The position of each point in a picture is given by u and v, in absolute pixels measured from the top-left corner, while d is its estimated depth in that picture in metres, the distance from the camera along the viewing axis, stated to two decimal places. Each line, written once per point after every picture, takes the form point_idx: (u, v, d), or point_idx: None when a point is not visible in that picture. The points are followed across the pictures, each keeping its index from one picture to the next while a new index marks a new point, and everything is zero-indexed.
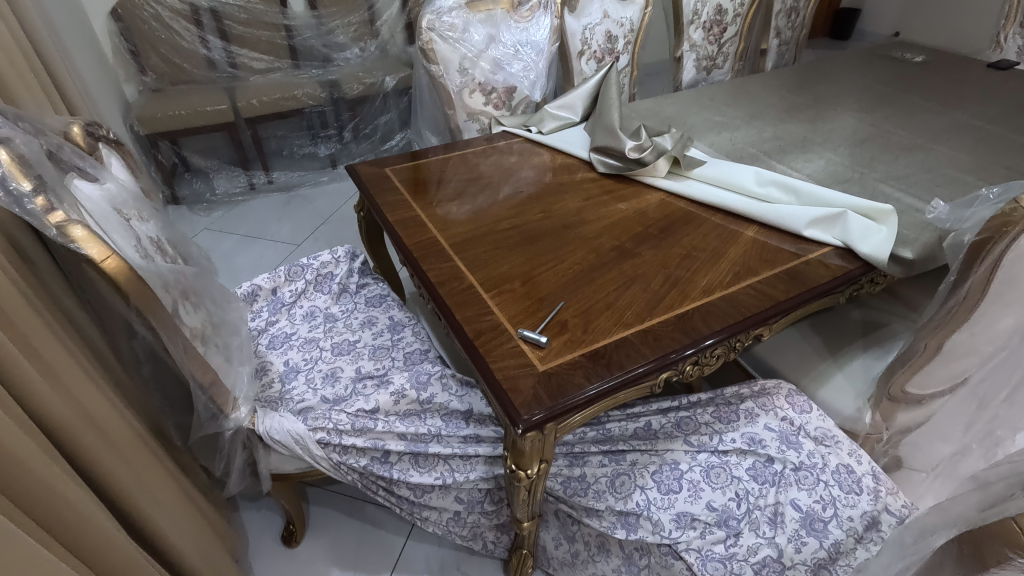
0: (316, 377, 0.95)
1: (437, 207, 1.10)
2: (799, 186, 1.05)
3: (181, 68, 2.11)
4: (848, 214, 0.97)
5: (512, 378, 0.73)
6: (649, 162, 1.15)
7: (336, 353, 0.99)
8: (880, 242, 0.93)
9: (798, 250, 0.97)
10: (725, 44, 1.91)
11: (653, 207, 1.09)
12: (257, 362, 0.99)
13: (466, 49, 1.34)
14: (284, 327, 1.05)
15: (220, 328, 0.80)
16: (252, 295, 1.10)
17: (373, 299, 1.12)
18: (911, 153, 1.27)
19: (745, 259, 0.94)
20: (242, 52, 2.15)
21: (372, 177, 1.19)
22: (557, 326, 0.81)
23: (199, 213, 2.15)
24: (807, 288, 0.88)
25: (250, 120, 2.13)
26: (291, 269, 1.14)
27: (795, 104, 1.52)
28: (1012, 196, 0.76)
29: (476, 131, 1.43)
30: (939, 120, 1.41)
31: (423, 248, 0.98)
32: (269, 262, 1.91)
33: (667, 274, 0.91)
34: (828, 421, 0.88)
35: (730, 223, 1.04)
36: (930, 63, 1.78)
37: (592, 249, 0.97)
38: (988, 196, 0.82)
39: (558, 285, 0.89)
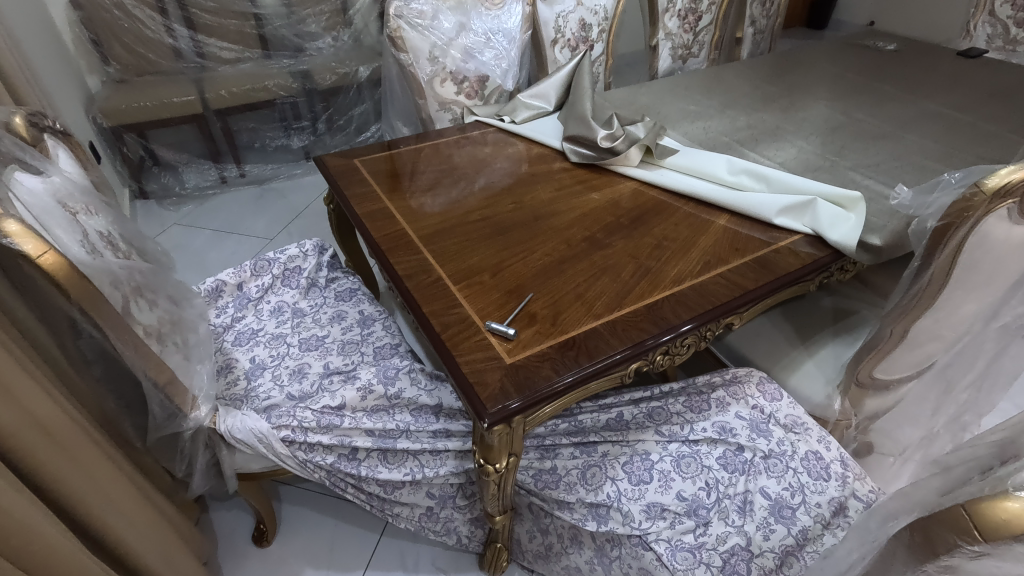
0: (283, 374, 0.94)
1: (407, 199, 1.08)
2: (770, 174, 1.05)
3: (146, 58, 2.04)
4: (817, 202, 0.97)
5: (479, 371, 0.72)
6: (621, 151, 1.14)
7: (304, 350, 0.98)
8: (849, 230, 0.93)
9: (768, 238, 0.97)
10: (701, 32, 1.90)
11: (626, 197, 1.08)
12: (221, 360, 0.97)
13: (435, 37, 1.31)
14: (251, 323, 1.03)
15: (178, 326, 0.77)
16: (216, 291, 1.06)
17: (343, 293, 1.11)
18: (881, 141, 1.27)
19: (716, 248, 0.94)
20: (210, 41, 2.09)
21: (340, 169, 1.17)
22: (526, 319, 0.80)
23: (169, 208, 2.09)
24: (776, 276, 0.88)
25: (219, 112, 2.08)
26: (257, 263, 1.10)
27: (768, 93, 1.52)
28: (972, 180, 0.76)
29: (448, 122, 1.40)
30: (910, 108, 1.42)
31: (391, 240, 0.96)
32: (242, 257, 1.87)
33: (638, 264, 0.91)
34: (798, 409, 0.89)
35: (702, 211, 1.03)
36: (901, 51, 1.79)
37: (562, 240, 0.96)
38: (949, 180, 0.82)
39: (528, 277, 0.87)
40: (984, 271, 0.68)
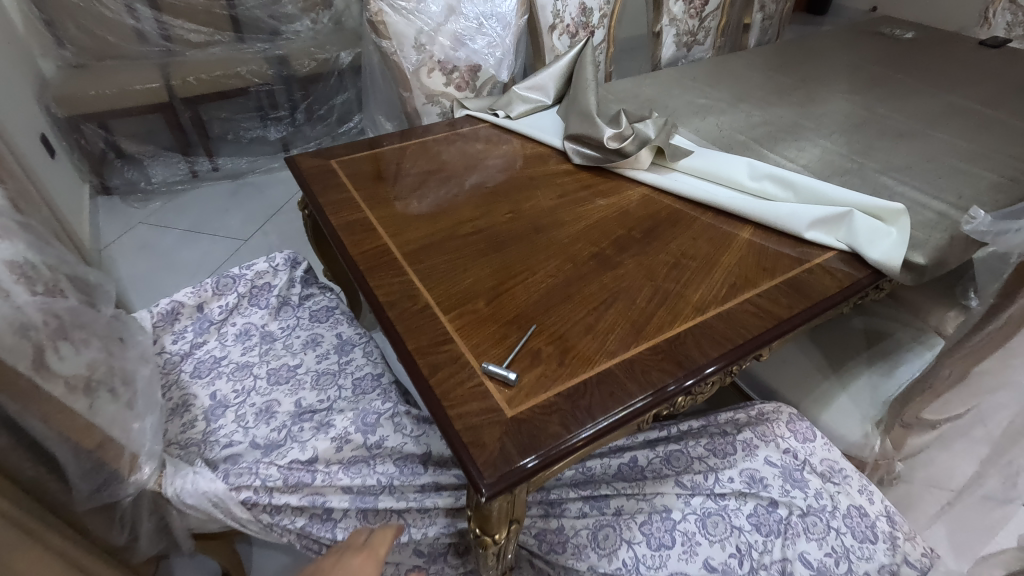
0: (248, 415, 0.82)
1: (390, 207, 0.95)
2: (797, 179, 0.93)
3: (105, 41, 1.88)
4: (854, 213, 0.86)
5: (475, 428, 0.61)
6: (631, 153, 1.02)
7: (272, 383, 0.86)
8: (890, 246, 0.83)
9: (799, 254, 0.85)
10: (707, 17, 1.77)
11: (636, 204, 0.96)
12: (177, 397, 0.84)
13: (422, 22, 1.17)
14: (212, 351, 0.91)
15: (115, 371, 0.66)
16: (172, 314, 0.93)
17: (319, 313, 0.99)
18: (910, 139, 1.16)
19: (741, 267, 0.83)
20: (176, 23, 1.93)
21: (313, 172, 1.03)
22: (528, 358, 0.68)
23: (134, 205, 1.94)
24: (812, 303, 0.77)
25: (188, 100, 1.92)
26: (220, 280, 0.97)
27: (783, 85, 1.41)
28: None
29: (436, 116, 1.27)
30: (936, 102, 1.31)
31: (371, 258, 0.84)
32: (215, 260, 1.74)
33: (654, 287, 0.79)
34: (834, 452, 0.79)
35: (722, 223, 0.92)
36: (920, 40, 1.68)
37: (567, 257, 0.84)
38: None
39: (529, 304, 0.76)
40: None
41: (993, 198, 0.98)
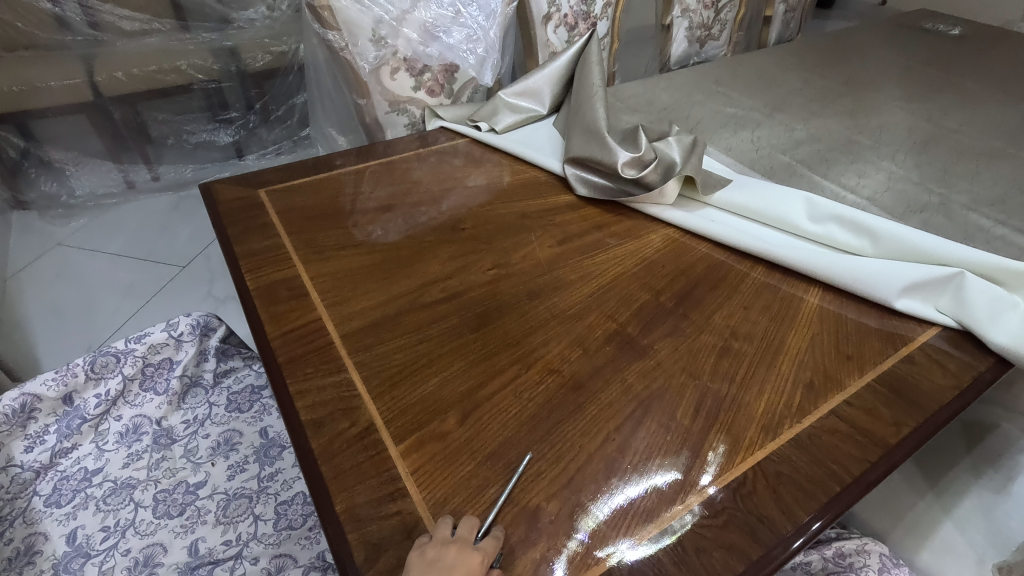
0: (115, 573, 0.57)
1: (333, 258, 0.70)
2: (875, 224, 0.70)
3: (16, 29, 1.53)
4: (962, 276, 0.63)
5: None
6: (654, 184, 0.78)
7: (159, 516, 0.61)
8: (1018, 325, 0.60)
9: (889, 331, 0.63)
10: (723, 9, 1.54)
11: (662, 254, 0.72)
12: (18, 541, 0.59)
13: (381, 9, 0.92)
14: (82, 462, 0.66)
15: None
16: (26, 411, 0.67)
17: (239, 399, 0.73)
18: (993, 161, 0.94)
19: (817, 354, 0.60)
20: (106, 9, 1.58)
21: (232, 207, 0.78)
22: (520, 525, 0.45)
23: (53, 223, 1.65)
24: (926, 415, 0.54)
25: (117, 99, 1.67)
26: (97, 359, 0.71)
27: (824, 89, 1.17)
28: None
29: (404, 127, 1.03)
30: (1010, 114, 1.09)
31: (298, 343, 0.59)
32: (144, 289, 1.46)
33: (702, 389, 0.55)
34: None
35: (780, 282, 0.69)
36: (969, 37, 1.46)
37: (574, 339, 0.60)
38: None
39: (523, 421, 0.52)
40: None
41: None
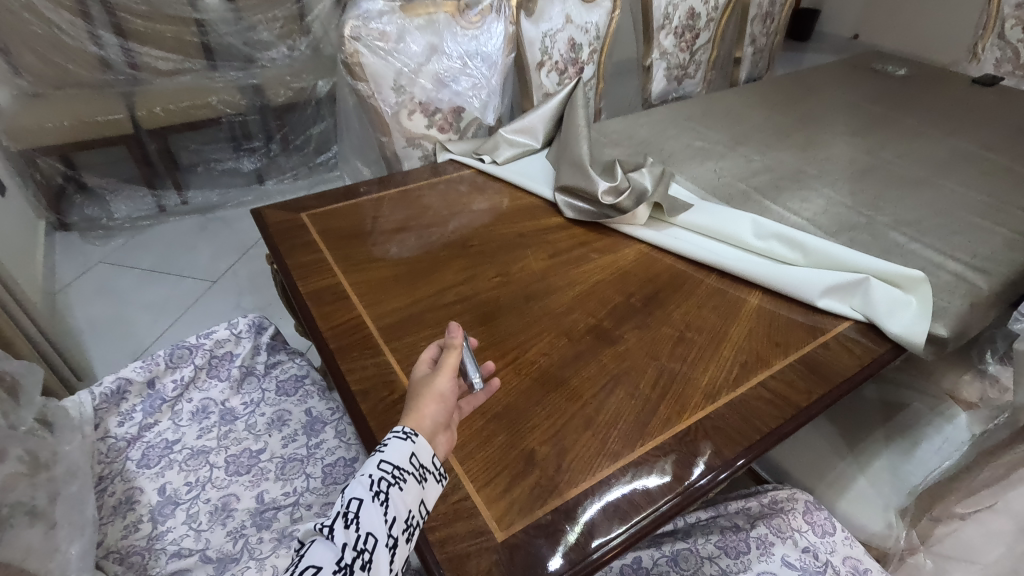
0: (201, 515, 0.72)
1: (366, 269, 0.87)
2: (806, 240, 0.87)
3: (64, 69, 1.74)
4: (869, 280, 0.80)
5: (461, 558, 0.52)
6: (627, 208, 0.95)
7: (231, 474, 0.77)
8: (912, 319, 0.76)
9: (812, 325, 0.79)
10: (697, 51, 1.73)
11: (633, 265, 0.89)
12: (119, 493, 0.74)
13: (401, 63, 1.10)
14: (163, 434, 0.81)
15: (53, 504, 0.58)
16: (119, 393, 0.82)
17: (286, 385, 0.89)
18: (917, 188, 1.11)
19: (751, 341, 0.76)
20: (144, 51, 1.81)
21: (280, 228, 0.94)
22: (519, 463, 0.60)
23: (93, 243, 1.83)
24: (831, 385, 0.70)
25: (153, 132, 1.83)
26: (174, 351, 0.87)
27: (781, 125, 1.35)
28: None
29: (418, 159, 1.20)
30: (939, 147, 1.27)
31: (344, 334, 0.75)
32: (177, 302, 1.62)
33: (660, 367, 0.72)
34: (856, 548, 0.72)
35: (727, 287, 0.85)
36: (914, 78, 1.65)
37: (562, 331, 0.76)
38: None
39: (520, 391, 0.68)
40: None
41: (1013, 256, 0.92)
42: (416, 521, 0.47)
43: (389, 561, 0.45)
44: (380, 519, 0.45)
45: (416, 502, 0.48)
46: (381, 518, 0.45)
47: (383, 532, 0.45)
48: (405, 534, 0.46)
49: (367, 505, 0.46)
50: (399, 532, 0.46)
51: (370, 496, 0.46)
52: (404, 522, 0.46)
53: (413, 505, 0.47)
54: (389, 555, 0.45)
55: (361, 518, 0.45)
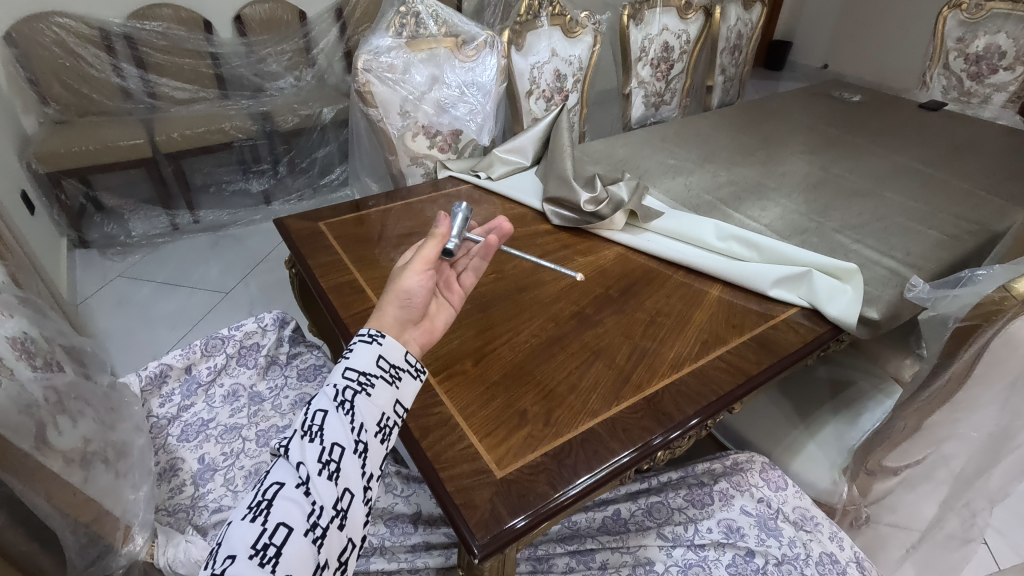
0: (238, 479, 0.83)
1: (378, 268, 0.99)
2: (760, 240, 1.00)
3: (90, 98, 2.08)
4: (812, 272, 0.93)
5: (467, 490, 0.63)
6: (606, 215, 1.09)
7: (261, 445, 0.87)
8: (847, 304, 0.90)
9: (765, 311, 0.92)
10: (672, 80, 1.90)
11: (612, 263, 1.02)
12: (164, 462, 0.84)
13: (406, 91, 1.25)
14: (199, 413, 0.91)
15: (123, 452, 0.68)
16: (160, 377, 0.94)
17: (307, 372, 1.00)
18: (863, 198, 1.25)
19: (711, 324, 0.89)
20: (162, 81, 2.16)
21: (301, 234, 1.07)
22: (514, 419, 0.71)
23: (112, 259, 1.94)
24: (777, 358, 0.83)
25: (170, 155, 1.96)
26: (209, 341, 0.99)
27: (745, 145, 1.51)
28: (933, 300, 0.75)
29: (420, 176, 1.33)
30: (884, 163, 1.42)
31: (362, 320, 0.87)
32: (192, 310, 1.73)
33: (633, 345, 0.84)
34: (805, 499, 0.84)
35: (693, 281, 0.98)
36: (868, 103, 1.82)
37: (549, 317, 0.89)
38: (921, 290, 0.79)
39: (515, 364, 0.80)
40: (1006, 369, 0.66)
41: (941, 253, 1.06)
42: (386, 421, 0.58)
43: (356, 464, 0.55)
44: (344, 429, 0.55)
45: (380, 407, 0.59)
46: (345, 427, 0.56)
47: (347, 441, 0.55)
48: (373, 433, 0.57)
49: (331, 416, 0.56)
50: (366, 433, 0.57)
51: (334, 407, 0.56)
52: (371, 423, 0.57)
53: (380, 407, 0.58)
54: (357, 459, 0.55)
55: (325, 430, 0.55)
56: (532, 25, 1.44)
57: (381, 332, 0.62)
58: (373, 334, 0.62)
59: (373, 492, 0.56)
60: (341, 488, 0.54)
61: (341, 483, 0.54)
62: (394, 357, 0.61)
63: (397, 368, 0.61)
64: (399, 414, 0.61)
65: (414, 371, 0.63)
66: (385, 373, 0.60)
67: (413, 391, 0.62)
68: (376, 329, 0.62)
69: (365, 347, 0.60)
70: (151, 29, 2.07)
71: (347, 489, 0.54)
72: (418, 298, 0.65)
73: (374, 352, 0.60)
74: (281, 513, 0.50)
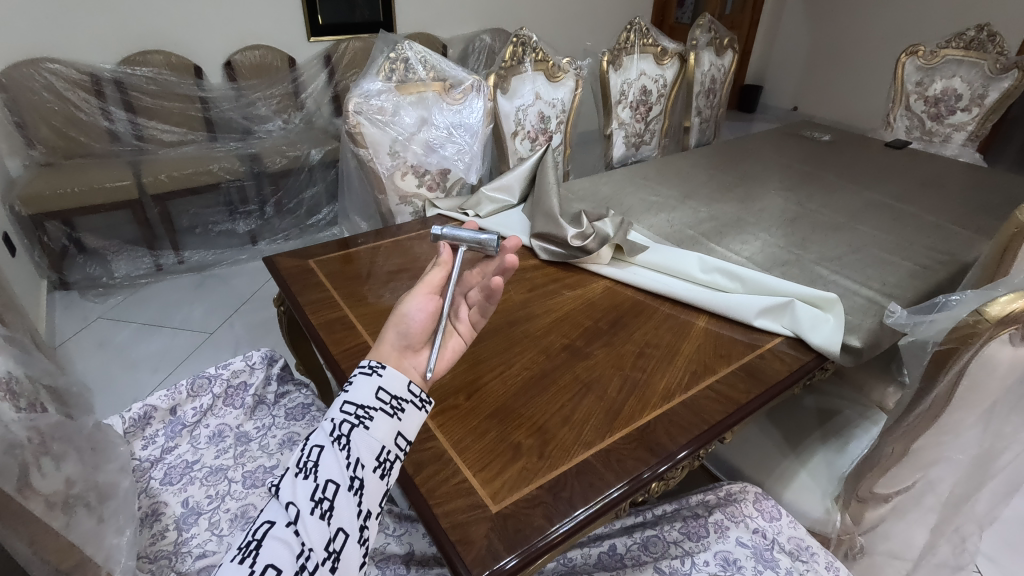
0: (223, 522, 0.80)
1: (368, 304, 0.99)
2: (742, 272, 1.03)
3: (78, 141, 2.10)
4: (794, 303, 0.96)
5: (462, 526, 0.62)
6: (593, 250, 1.11)
7: (248, 486, 0.85)
8: (830, 332, 0.92)
9: (751, 340, 0.94)
10: (651, 121, 1.98)
11: (600, 296, 1.04)
12: (146, 506, 0.82)
13: (396, 132, 1.28)
14: (184, 455, 0.89)
15: (106, 496, 0.66)
16: (144, 418, 0.92)
17: (295, 411, 0.99)
18: (838, 231, 1.30)
19: (699, 354, 0.90)
20: (150, 124, 2.20)
21: (292, 272, 1.08)
22: (508, 452, 0.71)
23: (92, 300, 1.93)
24: (766, 387, 0.84)
25: (157, 196, 1.96)
26: (195, 381, 0.98)
27: (724, 182, 1.56)
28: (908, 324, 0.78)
29: (409, 215, 1.36)
30: (856, 198, 1.48)
31: (352, 356, 0.86)
32: (175, 351, 1.71)
33: (623, 376, 0.85)
34: (799, 529, 0.84)
35: (680, 312, 1.00)
36: (836, 142, 1.91)
37: (540, 350, 0.89)
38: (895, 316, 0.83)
39: (507, 397, 0.80)
40: (984, 392, 0.68)
41: (915, 283, 1.10)
42: (385, 455, 0.58)
43: (352, 501, 0.55)
44: (339, 465, 0.55)
45: (379, 440, 0.58)
46: (340, 462, 0.55)
47: (342, 478, 0.55)
48: (371, 469, 0.57)
49: (326, 451, 0.56)
50: (363, 469, 0.56)
51: (329, 442, 0.56)
52: (369, 458, 0.57)
53: (379, 440, 0.58)
54: (352, 496, 0.55)
55: (319, 467, 0.55)
56: (517, 70, 1.50)
57: (380, 362, 0.62)
58: (373, 366, 0.62)
59: (369, 530, 0.55)
60: (334, 527, 0.53)
61: (334, 523, 0.53)
62: (394, 389, 0.61)
63: (398, 399, 0.61)
64: (401, 447, 0.60)
65: (418, 403, 0.62)
66: (385, 406, 0.60)
67: (415, 424, 0.62)
68: (376, 360, 0.63)
69: (365, 379, 0.60)
70: (142, 74, 2.12)
71: (340, 529, 0.53)
72: (419, 323, 0.66)
73: (374, 384, 0.60)
74: (270, 554, 0.51)
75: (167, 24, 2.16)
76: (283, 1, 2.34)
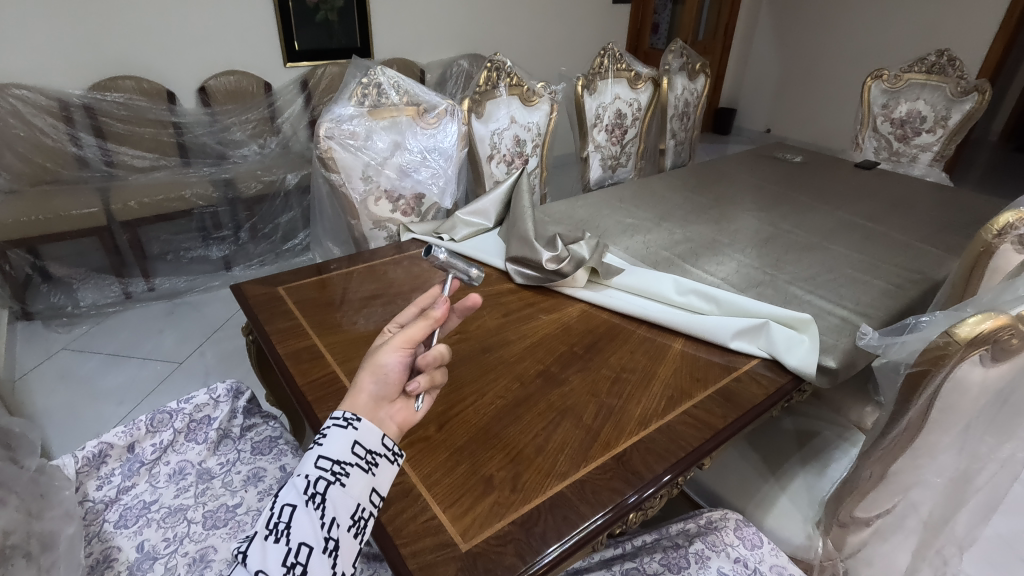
0: (180, 568, 0.76)
1: (338, 333, 0.96)
2: (718, 293, 1.03)
3: (45, 168, 2.07)
4: (769, 324, 0.96)
5: (430, 567, 0.59)
6: (568, 273, 1.10)
7: (208, 527, 0.81)
8: (805, 353, 0.92)
9: (727, 362, 0.93)
10: (627, 144, 2.00)
11: (575, 319, 1.03)
12: (98, 552, 0.77)
13: (368, 157, 1.27)
14: (141, 496, 0.85)
15: (48, 546, 0.62)
16: (99, 457, 0.87)
17: (261, 445, 0.95)
18: (811, 251, 1.31)
19: (676, 377, 0.89)
20: (121, 150, 2.18)
21: (260, 300, 1.05)
22: (480, 486, 0.69)
23: (57, 330, 1.86)
24: (744, 411, 0.83)
25: (127, 223, 1.92)
26: (155, 416, 0.92)
27: (698, 204, 1.57)
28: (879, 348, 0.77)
29: (383, 240, 1.34)
30: (829, 219, 1.50)
31: (319, 389, 0.83)
32: (143, 382, 1.65)
33: (599, 402, 0.83)
34: (781, 556, 0.82)
35: (656, 335, 0.99)
36: (807, 164, 1.95)
37: (514, 376, 0.87)
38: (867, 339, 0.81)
39: (480, 427, 0.77)
40: (956, 413, 0.68)
41: (887, 302, 1.11)
42: (360, 513, 0.55)
43: (326, 563, 0.52)
44: (312, 525, 0.52)
45: (355, 497, 0.54)
46: (314, 523, 0.52)
47: (315, 539, 0.52)
48: (346, 527, 0.54)
49: (299, 510, 0.53)
50: (338, 528, 0.53)
51: (303, 501, 0.53)
52: (344, 516, 0.54)
53: (355, 498, 0.54)
54: (327, 558, 0.52)
55: (292, 528, 0.52)
56: (491, 95, 1.51)
57: (356, 413, 0.57)
58: (348, 416, 0.56)
59: None
60: None
61: None
62: (370, 442, 0.56)
63: (374, 453, 0.56)
64: (376, 503, 0.56)
65: (392, 455, 0.58)
66: (361, 461, 0.55)
67: (391, 477, 0.58)
68: (349, 410, 0.57)
69: (339, 432, 0.55)
70: (113, 100, 2.10)
71: None
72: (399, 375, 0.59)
73: (350, 438, 0.55)
74: None
75: (141, 51, 2.15)
76: (259, 28, 2.35)
